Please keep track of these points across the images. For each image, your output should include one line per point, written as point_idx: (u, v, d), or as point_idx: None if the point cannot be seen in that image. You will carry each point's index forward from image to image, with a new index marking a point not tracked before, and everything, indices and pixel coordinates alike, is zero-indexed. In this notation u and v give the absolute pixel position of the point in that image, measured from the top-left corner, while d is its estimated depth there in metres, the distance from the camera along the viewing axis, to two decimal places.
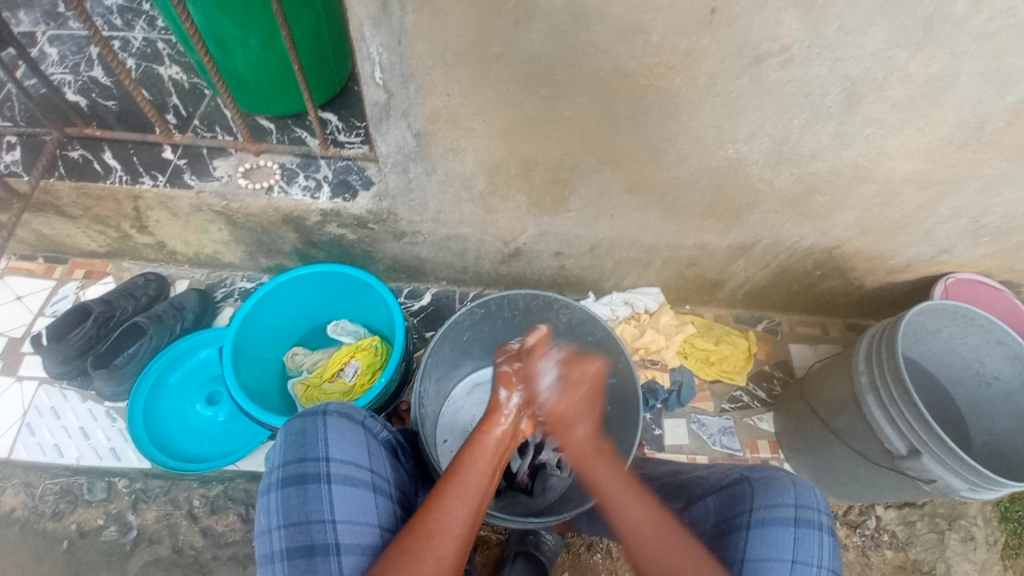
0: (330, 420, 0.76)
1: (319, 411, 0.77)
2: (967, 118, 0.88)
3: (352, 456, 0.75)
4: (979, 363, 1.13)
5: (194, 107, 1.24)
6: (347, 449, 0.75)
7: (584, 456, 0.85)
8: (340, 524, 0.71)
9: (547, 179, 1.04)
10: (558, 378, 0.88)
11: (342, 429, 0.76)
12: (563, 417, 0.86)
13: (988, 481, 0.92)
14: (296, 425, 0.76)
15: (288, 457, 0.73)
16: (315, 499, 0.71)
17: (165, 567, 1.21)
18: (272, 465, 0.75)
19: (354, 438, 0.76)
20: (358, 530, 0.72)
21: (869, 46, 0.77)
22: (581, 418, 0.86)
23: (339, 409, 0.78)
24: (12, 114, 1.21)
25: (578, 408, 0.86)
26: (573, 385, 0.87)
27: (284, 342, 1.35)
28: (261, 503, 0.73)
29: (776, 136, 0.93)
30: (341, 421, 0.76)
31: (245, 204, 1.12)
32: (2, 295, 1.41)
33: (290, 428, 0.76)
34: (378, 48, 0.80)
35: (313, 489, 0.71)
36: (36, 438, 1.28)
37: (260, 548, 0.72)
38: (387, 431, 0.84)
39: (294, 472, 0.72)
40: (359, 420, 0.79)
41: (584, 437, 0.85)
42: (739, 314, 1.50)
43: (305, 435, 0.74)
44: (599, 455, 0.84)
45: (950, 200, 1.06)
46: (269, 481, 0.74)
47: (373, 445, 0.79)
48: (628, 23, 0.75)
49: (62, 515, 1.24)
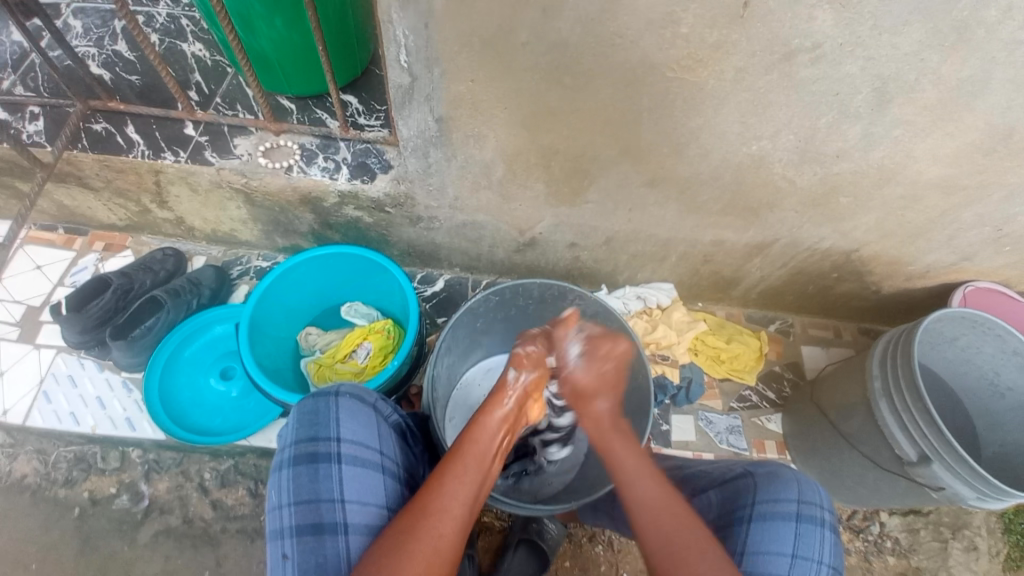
0: (342, 401, 0.77)
1: (332, 392, 0.77)
2: (996, 124, 0.86)
3: (362, 438, 0.76)
4: (993, 373, 1.12)
5: (217, 84, 1.24)
6: (359, 431, 0.76)
7: (601, 428, 0.89)
8: (349, 503, 0.72)
9: (566, 169, 1.04)
10: (590, 356, 0.95)
11: (354, 411, 0.76)
12: (585, 388, 0.93)
13: (998, 491, 0.91)
14: (308, 405, 0.77)
15: (300, 436, 0.74)
16: (325, 478, 0.72)
17: (175, 538, 1.23)
18: (284, 443, 0.76)
19: (366, 420, 0.77)
20: (366, 510, 0.73)
21: (903, 46, 0.75)
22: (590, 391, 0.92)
23: (351, 391, 0.79)
24: (37, 85, 1.22)
25: (597, 382, 0.93)
26: (599, 359, 0.95)
27: (298, 320, 1.36)
28: (272, 480, 0.74)
29: (801, 134, 0.91)
30: (353, 404, 0.77)
31: (263, 182, 1.12)
32: (22, 264, 1.43)
33: (302, 408, 0.77)
34: (404, 31, 0.80)
35: (324, 468, 0.72)
36: (52, 406, 1.30)
37: (269, 524, 0.73)
38: (398, 415, 0.84)
39: (306, 450, 0.73)
40: (371, 403, 0.80)
41: (603, 410, 0.90)
42: (751, 313, 1.49)
43: (317, 414, 0.75)
44: (616, 427, 0.88)
45: (974, 207, 1.04)
46: (281, 458, 0.75)
47: (383, 428, 0.80)
48: (658, 14, 0.74)
49: (75, 482, 1.26)
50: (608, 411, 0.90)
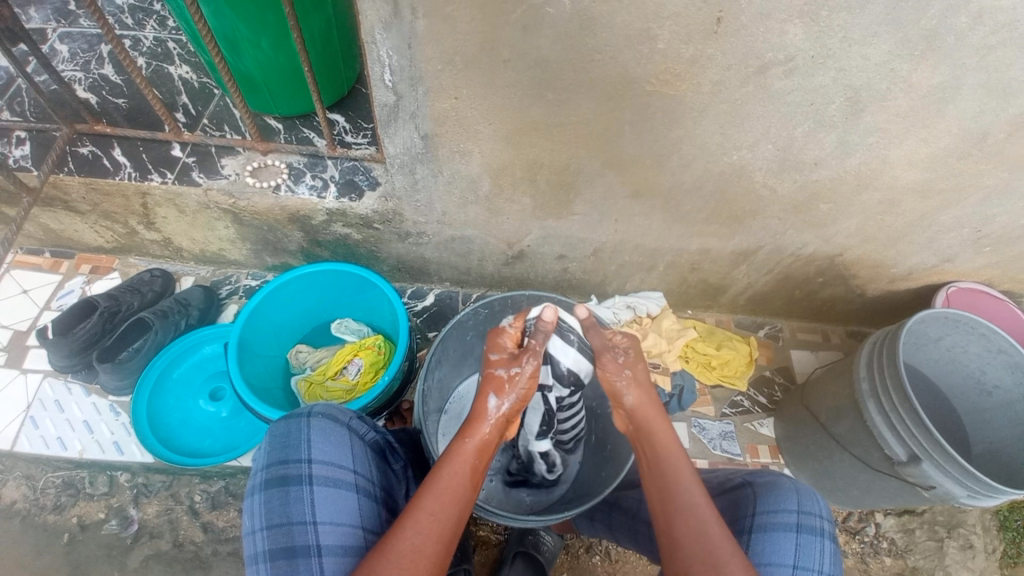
0: (313, 421, 0.76)
1: (304, 414, 0.77)
2: (969, 129, 0.88)
3: (334, 457, 0.75)
4: (979, 372, 1.13)
5: (203, 105, 1.25)
6: (330, 451, 0.75)
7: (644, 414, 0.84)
8: (322, 525, 0.70)
9: (551, 182, 1.05)
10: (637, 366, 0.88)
11: (325, 430, 0.76)
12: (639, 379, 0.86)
13: (988, 489, 0.92)
14: (280, 427, 0.76)
15: (271, 459, 0.74)
16: (297, 500, 0.71)
17: (165, 563, 1.22)
18: (257, 467, 0.76)
19: (337, 440, 0.76)
20: (341, 531, 0.72)
21: (874, 57, 0.77)
22: (637, 383, 0.86)
23: (323, 411, 0.78)
24: (23, 109, 1.22)
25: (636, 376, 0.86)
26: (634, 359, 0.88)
27: (289, 339, 1.36)
28: (245, 505, 0.74)
29: (779, 144, 0.93)
30: (325, 423, 0.77)
31: (251, 202, 1.13)
32: (8, 289, 1.42)
33: (274, 431, 0.77)
34: (388, 51, 0.81)
35: (295, 491, 0.71)
36: (40, 431, 1.28)
37: (245, 550, 0.72)
38: (374, 433, 0.84)
39: (277, 473, 0.73)
40: (344, 422, 0.79)
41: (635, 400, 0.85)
42: (740, 319, 1.51)
43: (289, 436, 0.75)
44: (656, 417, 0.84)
45: (952, 210, 1.06)
46: (253, 482, 0.74)
47: (357, 446, 0.79)
48: (635, 30, 0.75)
49: (64, 508, 1.25)
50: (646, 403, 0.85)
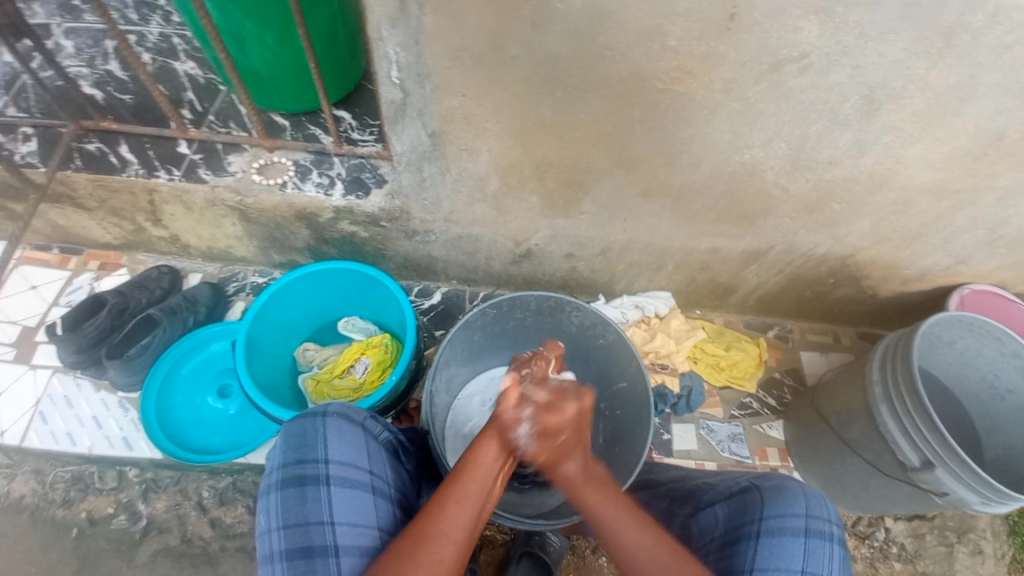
0: (330, 421, 0.76)
1: (319, 413, 0.77)
2: (986, 129, 0.86)
3: (352, 458, 0.75)
4: (993, 376, 1.11)
5: (209, 102, 1.24)
6: (347, 451, 0.74)
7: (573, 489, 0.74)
8: (339, 525, 0.70)
9: (559, 181, 1.04)
10: (536, 422, 0.74)
11: (341, 430, 0.75)
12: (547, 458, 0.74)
13: (1002, 496, 0.91)
14: (295, 427, 0.76)
15: (287, 459, 0.73)
16: (314, 500, 0.71)
17: (174, 558, 1.22)
18: (271, 466, 0.75)
19: (353, 440, 0.76)
20: (358, 532, 0.71)
21: (890, 54, 0.76)
22: (571, 456, 0.74)
23: (339, 411, 0.78)
24: (29, 105, 1.22)
25: (561, 448, 0.73)
26: (553, 431, 0.73)
27: (296, 337, 1.36)
28: (260, 505, 0.73)
29: (792, 143, 0.92)
30: (341, 423, 0.76)
31: (258, 200, 1.12)
32: (16, 285, 1.43)
33: (289, 430, 0.76)
34: (395, 48, 0.80)
35: (312, 491, 0.71)
36: (49, 427, 1.29)
37: (259, 550, 0.71)
38: (388, 432, 0.83)
39: (293, 473, 0.72)
40: (359, 422, 0.79)
41: (574, 473, 0.74)
42: (750, 320, 1.49)
43: (305, 436, 0.74)
44: (592, 487, 0.74)
45: (968, 210, 1.04)
46: (268, 482, 0.74)
47: (373, 447, 0.78)
48: (646, 27, 0.74)
49: (73, 502, 1.25)
50: (580, 473, 0.74)
